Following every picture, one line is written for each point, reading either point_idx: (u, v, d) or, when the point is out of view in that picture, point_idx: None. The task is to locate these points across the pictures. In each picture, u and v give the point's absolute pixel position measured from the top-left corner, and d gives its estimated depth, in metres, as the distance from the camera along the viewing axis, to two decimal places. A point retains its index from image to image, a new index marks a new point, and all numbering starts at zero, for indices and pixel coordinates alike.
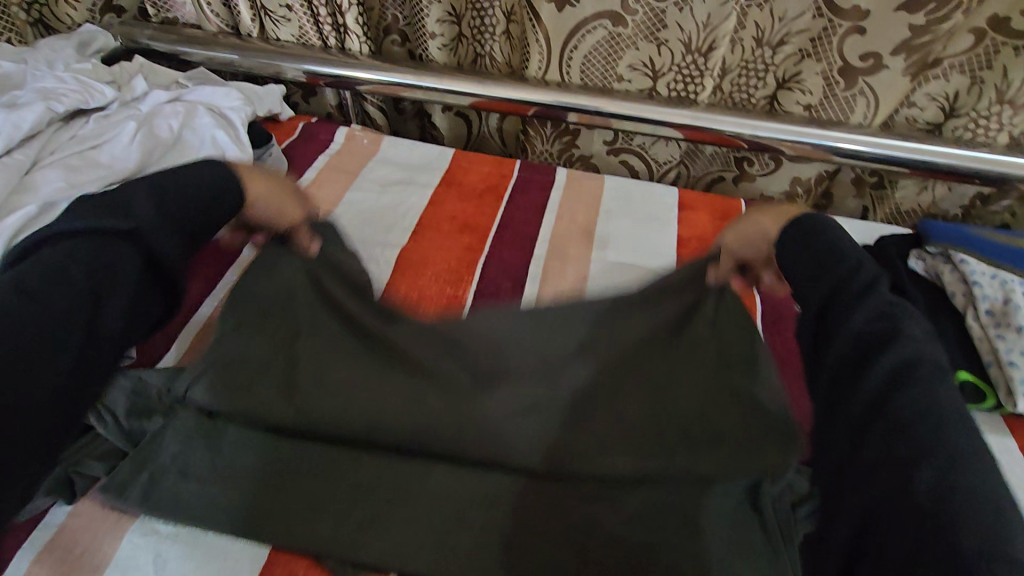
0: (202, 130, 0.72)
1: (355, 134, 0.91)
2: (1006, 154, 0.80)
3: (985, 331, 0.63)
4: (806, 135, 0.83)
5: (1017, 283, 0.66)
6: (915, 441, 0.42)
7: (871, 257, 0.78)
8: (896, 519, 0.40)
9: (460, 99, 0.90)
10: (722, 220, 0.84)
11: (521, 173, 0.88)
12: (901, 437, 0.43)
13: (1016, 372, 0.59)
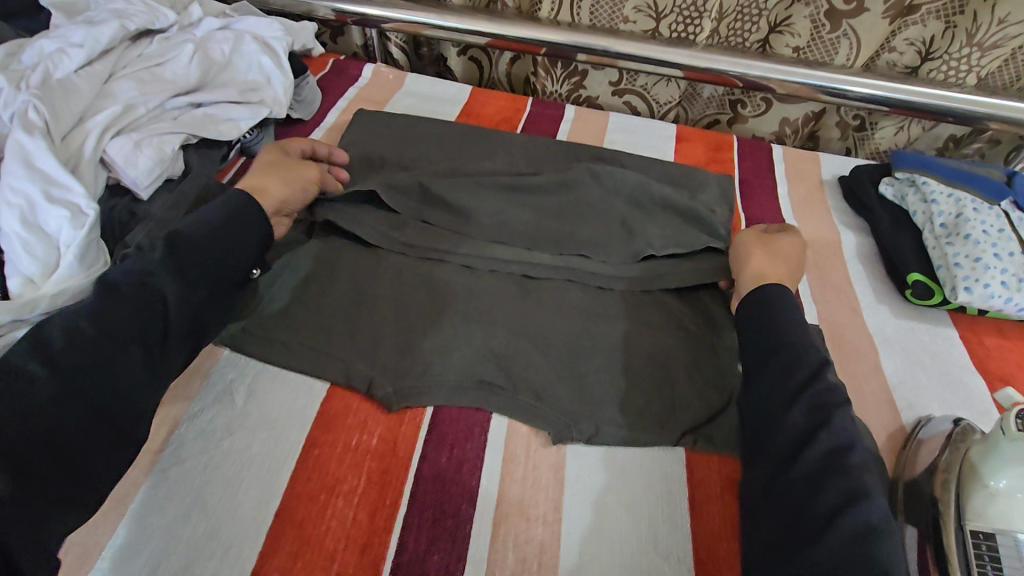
0: (250, 55, 0.80)
1: (381, 70, 0.99)
2: (975, 94, 0.89)
3: (938, 241, 0.71)
4: (794, 73, 0.91)
5: (971, 201, 0.74)
6: (788, 383, 0.51)
7: (846, 185, 0.87)
8: (768, 442, 0.50)
9: (478, 38, 0.98)
10: (715, 151, 0.93)
11: (533, 108, 0.97)
12: (783, 383, 0.51)
13: (960, 272, 0.67)
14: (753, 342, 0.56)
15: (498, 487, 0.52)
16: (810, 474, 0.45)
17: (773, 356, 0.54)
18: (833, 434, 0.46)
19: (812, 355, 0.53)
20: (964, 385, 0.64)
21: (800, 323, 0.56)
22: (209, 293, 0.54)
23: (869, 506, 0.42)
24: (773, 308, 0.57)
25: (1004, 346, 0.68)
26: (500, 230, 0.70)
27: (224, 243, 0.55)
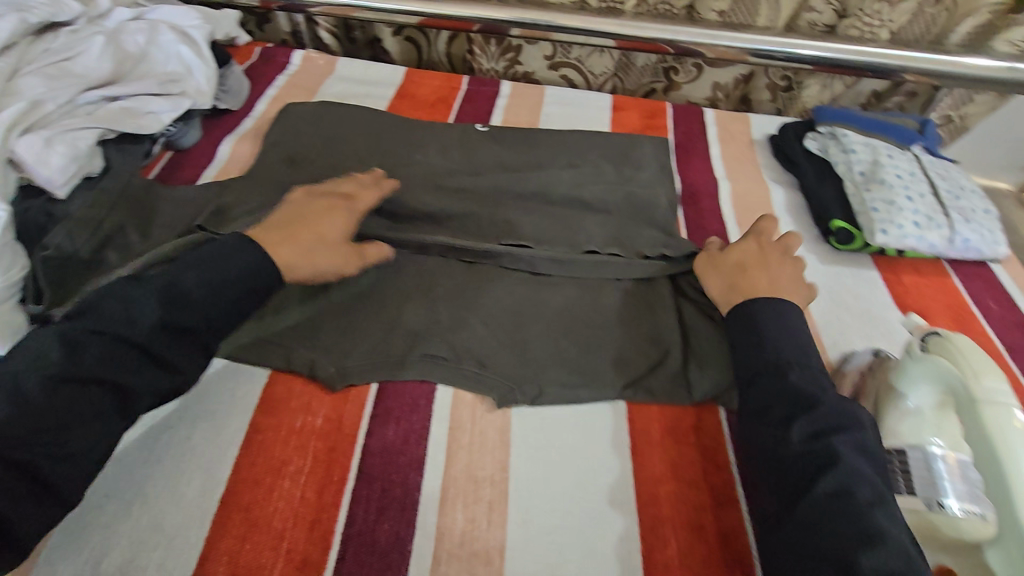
0: (167, 46, 0.77)
1: (310, 56, 0.97)
2: (890, 47, 0.92)
3: (858, 189, 0.76)
4: (720, 37, 0.93)
5: (885, 148, 0.78)
6: (780, 410, 0.48)
7: (774, 143, 0.90)
8: (773, 481, 0.46)
9: (408, 18, 0.97)
10: (650, 118, 0.94)
11: (469, 86, 0.96)
12: (769, 410, 0.49)
13: (877, 215, 0.71)
14: (739, 368, 0.54)
15: (445, 454, 0.53)
16: (817, 514, 0.42)
17: (757, 382, 0.51)
18: (839, 469, 0.43)
19: (804, 375, 0.50)
20: (884, 321, 0.68)
21: (789, 337, 0.53)
22: (159, 342, 0.48)
23: (887, 551, 0.39)
24: (760, 322, 0.55)
25: (921, 283, 0.73)
26: (436, 207, 0.70)
27: (217, 268, 0.51)
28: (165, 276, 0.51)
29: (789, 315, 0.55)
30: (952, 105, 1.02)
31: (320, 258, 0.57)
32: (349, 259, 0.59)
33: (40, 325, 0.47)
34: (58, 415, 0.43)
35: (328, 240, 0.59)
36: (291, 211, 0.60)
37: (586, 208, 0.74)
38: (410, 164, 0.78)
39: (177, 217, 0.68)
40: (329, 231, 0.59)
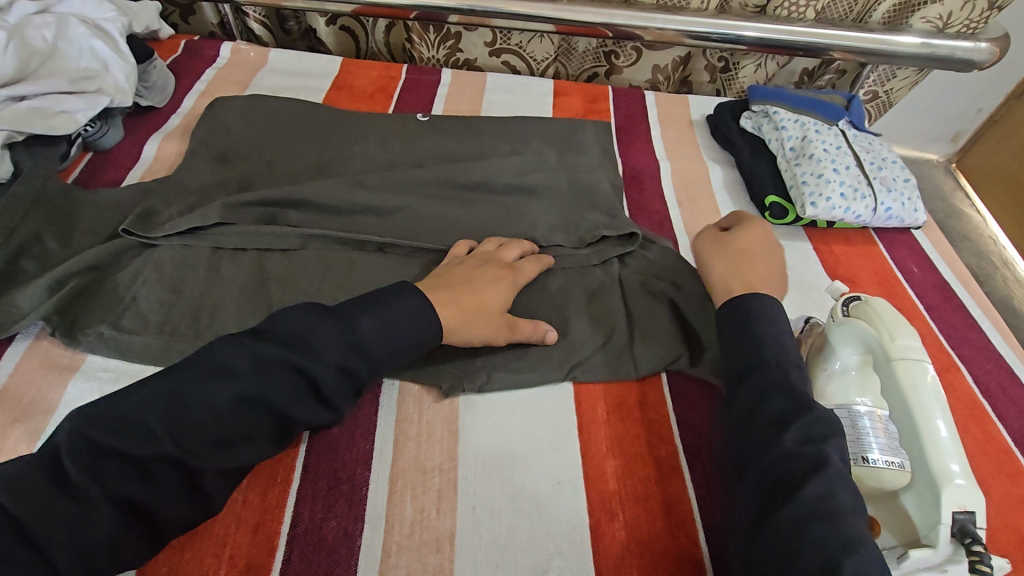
0: (79, 41, 0.73)
1: (240, 48, 0.94)
2: (817, 26, 0.96)
3: (789, 164, 0.78)
4: (656, 19, 0.94)
5: (814, 124, 0.81)
6: (773, 410, 0.47)
7: (711, 123, 0.93)
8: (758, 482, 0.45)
9: (341, 6, 0.94)
10: (592, 102, 0.95)
11: (409, 74, 0.95)
12: (764, 406, 0.47)
13: (807, 189, 0.74)
14: (730, 364, 0.53)
15: (393, 446, 0.53)
16: (803, 515, 0.41)
17: (751, 378, 0.50)
18: (829, 472, 0.43)
19: (798, 376, 0.50)
20: (817, 290, 0.71)
21: (785, 342, 0.53)
22: (243, 402, 0.44)
23: (863, 556, 0.39)
24: (760, 320, 0.54)
25: (850, 252, 0.76)
26: (376, 200, 0.69)
27: (391, 323, 0.51)
28: (284, 315, 0.48)
29: (777, 314, 0.55)
30: (877, 81, 1.07)
31: (469, 326, 0.55)
32: (500, 333, 0.56)
33: (193, 361, 0.45)
34: (118, 483, 0.40)
35: (487, 309, 0.56)
36: (456, 273, 0.59)
37: (529, 195, 0.74)
38: (349, 156, 0.76)
39: (100, 221, 0.64)
40: (494, 303, 0.57)
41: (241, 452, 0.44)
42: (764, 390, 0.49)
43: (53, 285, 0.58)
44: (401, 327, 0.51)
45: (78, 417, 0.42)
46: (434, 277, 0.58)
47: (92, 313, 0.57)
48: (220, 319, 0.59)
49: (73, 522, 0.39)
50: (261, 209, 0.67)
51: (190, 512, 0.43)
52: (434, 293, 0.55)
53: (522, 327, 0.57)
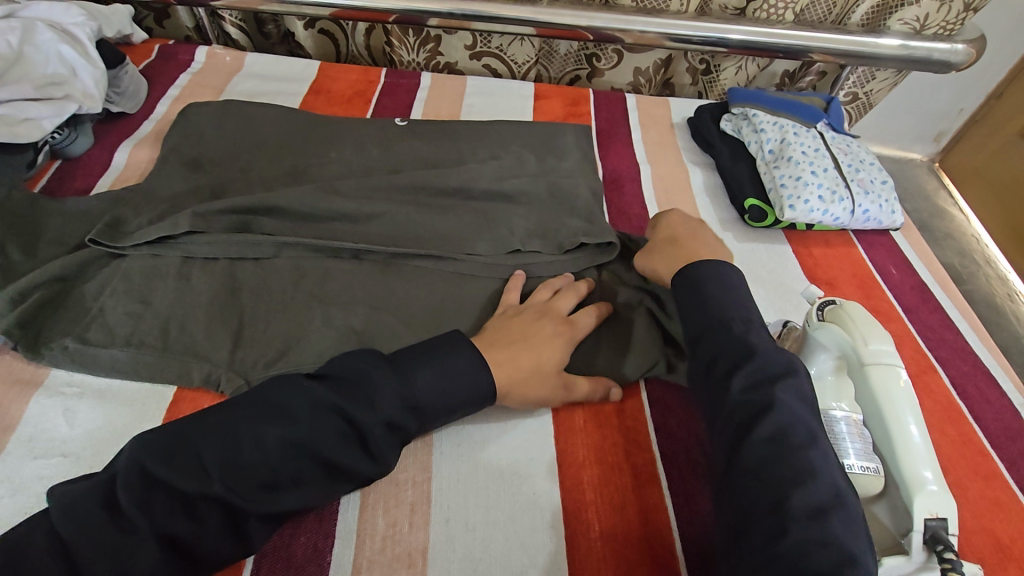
0: (46, 46, 0.71)
1: (216, 52, 0.92)
2: (796, 29, 0.96)
3: (768, 167, 0.78)
4: (635, 22, 0.94)
5: (792, 126, 0.81)
6: (725, 363, 0.48)
7: (692, 125, 0.92)
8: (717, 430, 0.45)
9: (318, 10, 0.93)
10: (573, 105, 0.94)
11: (387, 78, 0.94)
12: (715, 362, 0.48)
13: (785, 192, 0.74)
14: (688, 326, 0.53)
15: None
16: (758, 460, 0.42)
17: (704, 338, 0.50)
18: (777, 414, 0.43)
19: (746, 329, 0.50)
20: (796, 295, 0.70)
21: (737, 293, 0.53)
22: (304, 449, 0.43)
23: (813, 486, 0.40)
24: (708, 281, 0.54)
25: (829, 254, 0.77)
26: (351, 208, 0.68)
27: (451, 374, 0.49)
28: (343, 363, 0.47)
29: (728, 275, 0.54)
30: (857, 83, 1.07)
31: (525, 387, 0.53)
32: (556, 393, 0.55)
33: (256, 397, 0.45)
34: (176, 517, 0.40)
35: (545, 369, 0.54)
36: (511, 327, 0.56)
37: (507, 201, 0.73)
38: (326, 163, 0.75)
39: (67, 231, 0.63)
40: (552, 363, 0.55)
41: (288, 497, 0.42)
42: (717, 343, 0.49)
43: (16, 297, 0.56)
44: (455, 385, 0.49)
45: (134, 447, 0.42)
46: (496, 331, 0.56)
47: (57, 326, 0.56)
48: (190, 331, 0.58)
49: (120, 558, 0.38)
50: (233, 217, 0.65)
51: (231, 551, 0.42)
52: (492, 351, 0.54)
53: (581, 389, 0.56)
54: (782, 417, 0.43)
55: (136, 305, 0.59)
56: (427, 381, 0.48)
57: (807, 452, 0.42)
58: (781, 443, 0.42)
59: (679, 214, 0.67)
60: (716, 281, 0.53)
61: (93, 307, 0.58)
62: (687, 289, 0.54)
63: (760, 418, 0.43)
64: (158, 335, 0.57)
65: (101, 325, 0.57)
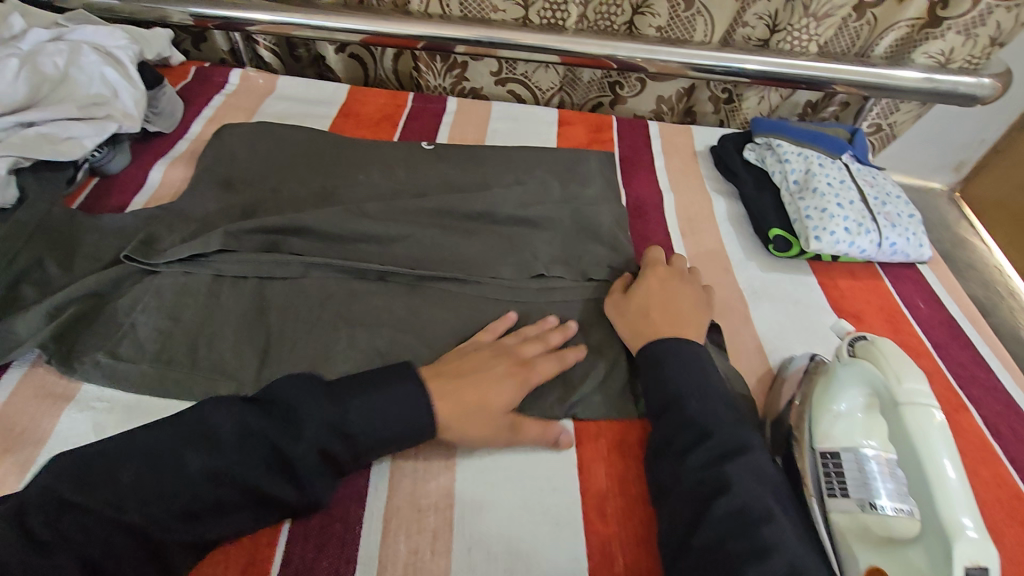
0: (90, 68, 0.74)
1: (250, 75, 0.95)
2: (819, 61, 0.96)
3: (793, 198, 0.78)
4: (658, 52, 0.95)
5: (817, 157, 0.81)
6: (681, 441, 0.49)
7: (715, 154, 0.93)
8: (677, 501, 0.46)
9: (350, 36, 0.96)
10: (596, 131, 0.96)
11: (415, 103, 0.96)
12: (671, 441, 0.49)
13: (810, 223, 0.74)
14: (650, 400, 0.54)
15: (388, 481, 0.52)
16: (717, 537, 0.43)
17: (665, 415, 0.51)
18: (734, 494, 0.45)
19: (702, 407, 0.50)
20: (822, 325, 0.70)
21: (702, 370, 0.54)
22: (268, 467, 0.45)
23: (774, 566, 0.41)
24: (666, 361, 0.55)
25: (855, 286, 0.76)
26: (377, 229, 0.69)
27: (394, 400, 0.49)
28: (285, 387, 0.48)
29: (693, 355, 0.55)
30: (880, 114, 1.07)
31: (466, 425, 0.51)
32: (497, 434, 0.52)
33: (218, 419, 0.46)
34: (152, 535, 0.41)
35: (489, 408, 0.52)
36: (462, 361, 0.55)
37: (531, 226, 0.74)
38: (354, 185, 0.77)
39: (103, 246, 0.64)
40: (501, 401, 0.53)
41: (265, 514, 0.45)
42: (681, 416, 0.50)
43: (53, 311, 0.58)
44: (390, 415, 0.48)
45: (104, 464, 0.42)
46: (442, 364, 0.55)
47: (89, 341, 0.57)
48: (218, 348, 0.59)
49: None
50: (263, 236, 0.67)
51: None
52: (438, 381, 0.52)
53: (526, 430, 0.53)
54: (737, 497, 0.44)
55: (166, 323, 0.59)
56: (373, 402, 0.48)
57: (762, 528, 0.43)
58: (744, 523, 0.43)
59: (659, 273, 0.67)
60: (684, 358, 0.55)
61: (125, 323, 0.59)
62: (652, 360, 0.55)
63: (720, 498, 0.44)
64: (187, 353, 0.58)
65: (132, 341, 0.58)
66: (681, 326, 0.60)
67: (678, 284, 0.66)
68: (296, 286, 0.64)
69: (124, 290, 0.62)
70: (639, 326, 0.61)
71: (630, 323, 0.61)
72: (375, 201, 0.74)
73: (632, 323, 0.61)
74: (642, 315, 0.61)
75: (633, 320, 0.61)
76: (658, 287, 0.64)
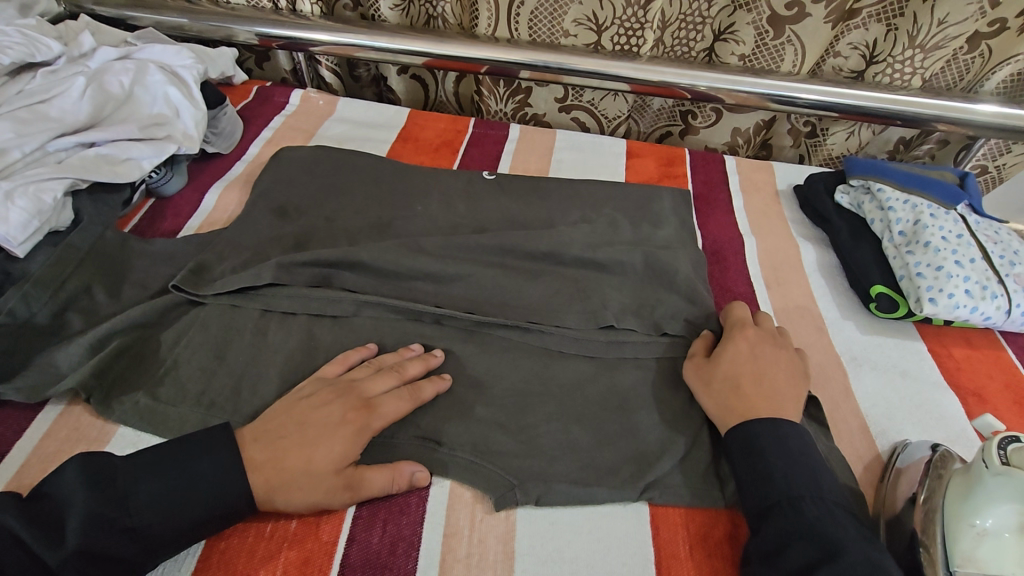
0: (154, 87, 0.72)
1: (310, 96, 0.93)
2: (923, 96, 0.87)
3: (899, 250, 0.68)
4: (741, 82, 0.88)
5: (926, 206, 0.72)
6: (797, 559, 0.42)
7: (802, 195, 0.84)
8: None
9: (414, 58, 0.93)
10: (668, 165, 0.89)
11: (475, 128, 0.91)
12: (779, 559, 0.42)
13: (923, 282, 0.64)
14: (746, 500, 0.47)
15: (438, 567, 0.46)
16: None
17: (769, 518, 0.45)
18: None
19: (816, 514, 0.44)
20: (936, 403, 0.60)
21: (807, 464, 0.47)
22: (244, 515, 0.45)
23: None
24: (763, 451, 0.48)
25: (973, 356, 0.66)
26: (435, 268, 0.64)
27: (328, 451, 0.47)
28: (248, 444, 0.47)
29: (802, 447, 0.48)
30: (987, 155, 0.96)
31: (296, 487, 0.45)
32: (337, 490, 0.46)
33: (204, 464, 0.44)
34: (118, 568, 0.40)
35: (314, 470, 0.46)
36: (289, 412, 0.49)
37: (601, 270, 0.67)
38: (410, 217, 0.72)
39: (152, 274, 0.61)
40: (329, 460, 0.47)
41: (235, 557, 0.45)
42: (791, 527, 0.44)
43: (95, 343, 0.54)
44: (293, 461, 0.46)
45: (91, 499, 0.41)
46: (258, 421, 0.49)
47: (128, 378, 0.53)
48: (262, 392, 0.54)
49: None
50: (315, 270, 0.62)
51: None
52: (258, 454, 0.46)
53: (370, 482, 0.47)
54: None
55: (209, 362, 0.55)
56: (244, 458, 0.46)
57: None
58: None
59: (745, 336, 0.58)
60: (792, 451, 0.48)
61: (166, 360, 0.55)
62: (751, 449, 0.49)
63: None
64: (228, 397, 0.53)
65: (173, 381, 0.54)
66: (779, 402, 0.52)
67: (772, 349, 0.57)
68: (347, 326, 0.60)
69: (170, 322, 0.58)
70: (729, 404, 0.53)
71: (716, 399, 0.53)
72: (432, 236, 0.69)
73: (720, 398, 0.53)
74: (730, 389, 0.53)
75: (720, 395, 0.53)
76: (749, 354, 0.56)
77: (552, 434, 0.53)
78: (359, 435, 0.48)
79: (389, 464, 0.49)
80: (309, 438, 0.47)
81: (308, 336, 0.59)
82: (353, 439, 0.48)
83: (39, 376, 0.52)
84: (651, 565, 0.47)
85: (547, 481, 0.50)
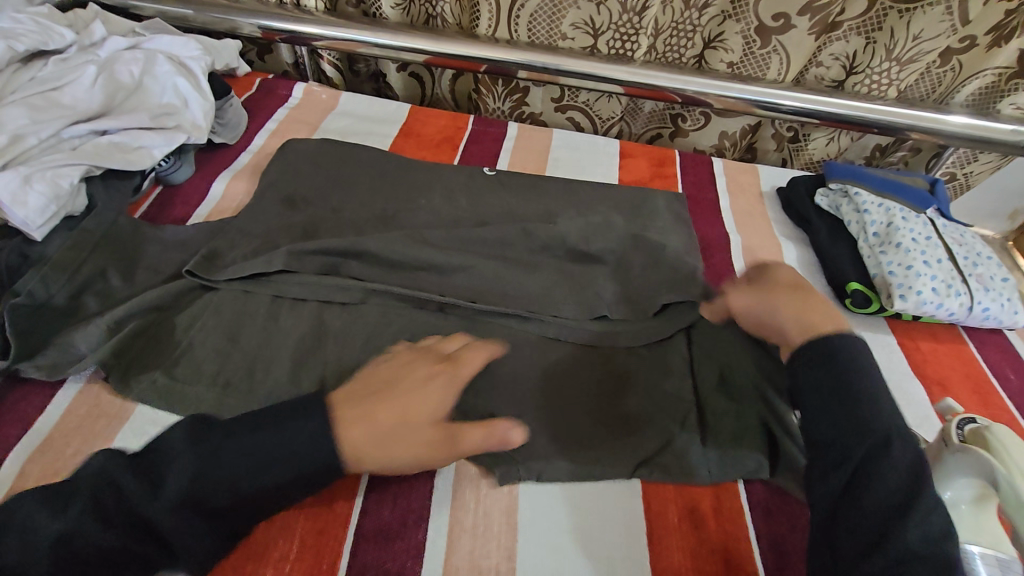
0: (164, 77, 0.74)
1: (312, 89, 0.95)
2: (898, 106, 0.92)
3: (873, 250, 0.73)
4: (730, 88, 0.93)
5: (899, 209, 0.77)
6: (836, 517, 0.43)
7: (784, 196, 0.89)
8: None
9: (416, 55, 0.95)
10: (659, 166, 0.93)
11: (475, 126, 0.94)
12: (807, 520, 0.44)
13: (894, 279, 0.69)
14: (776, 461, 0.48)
15: (447, 537, 0.49)
16: None
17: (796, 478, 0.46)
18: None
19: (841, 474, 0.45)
20: (903, 390, 0.65)
21: None
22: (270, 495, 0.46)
23: None
24: None
25: (938, 350, 0.71)
26: (439, 259, 0.67)
27: None
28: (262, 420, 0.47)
29: (857, 388, 0.48)
30: (956, 163, 1.02)
31: None
32: (438, 447, 0.48)
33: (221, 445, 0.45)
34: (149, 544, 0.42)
35: (417, 420, 0.48)
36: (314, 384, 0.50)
37: (597, 263, 0.71)
38: (413, 209, 0.75)
39: (164, 260, 0.63)
40: (423, 410, 0.48)
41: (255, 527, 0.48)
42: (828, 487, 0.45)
43: (112, 325, 0.56)
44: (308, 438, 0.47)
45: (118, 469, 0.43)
46: (345, 388, 0.49)
47: (144, 359, 0.55)
48: (275, 373, 0.56)
49: None
50: (324, 259, 0.65)
51: None
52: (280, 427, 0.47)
53: (469, 435, 0.49)
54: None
55: (222, 345, 0.58)
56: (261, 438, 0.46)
57: None
58: None
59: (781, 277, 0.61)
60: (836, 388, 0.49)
61: (181, 343, 0.57)
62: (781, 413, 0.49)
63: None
64: (243, 378, 0.56)
65: (188, 363, 0.56)
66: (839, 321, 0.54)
67: (762, 288, 0.60)
68: (355, 313, 0.62)
69: (185, 306, 0.60)
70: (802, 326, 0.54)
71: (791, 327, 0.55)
72: (434, 229, 0.72)
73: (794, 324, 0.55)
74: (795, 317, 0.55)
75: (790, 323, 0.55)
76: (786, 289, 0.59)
77: (550, 415, 0.56)
78: (451, 383, 0.51)
79: (482, 424, 0.49)
80: (400, 392, 0.49)
81: (319, 322, 0.61)
82: (445, 388, 0.51)
83: (60, 356, 0.54)
84: (643, 535, 0.50)
85: (546, 458, 0.53)
